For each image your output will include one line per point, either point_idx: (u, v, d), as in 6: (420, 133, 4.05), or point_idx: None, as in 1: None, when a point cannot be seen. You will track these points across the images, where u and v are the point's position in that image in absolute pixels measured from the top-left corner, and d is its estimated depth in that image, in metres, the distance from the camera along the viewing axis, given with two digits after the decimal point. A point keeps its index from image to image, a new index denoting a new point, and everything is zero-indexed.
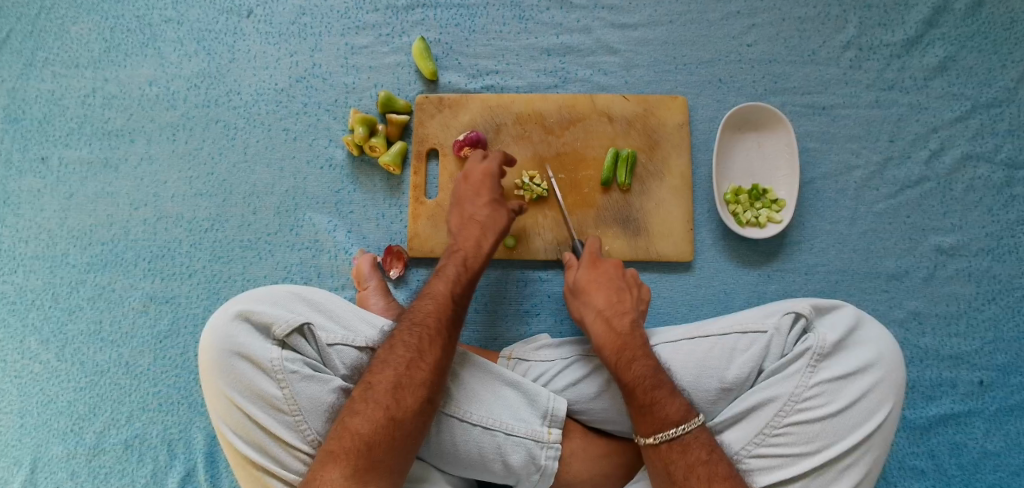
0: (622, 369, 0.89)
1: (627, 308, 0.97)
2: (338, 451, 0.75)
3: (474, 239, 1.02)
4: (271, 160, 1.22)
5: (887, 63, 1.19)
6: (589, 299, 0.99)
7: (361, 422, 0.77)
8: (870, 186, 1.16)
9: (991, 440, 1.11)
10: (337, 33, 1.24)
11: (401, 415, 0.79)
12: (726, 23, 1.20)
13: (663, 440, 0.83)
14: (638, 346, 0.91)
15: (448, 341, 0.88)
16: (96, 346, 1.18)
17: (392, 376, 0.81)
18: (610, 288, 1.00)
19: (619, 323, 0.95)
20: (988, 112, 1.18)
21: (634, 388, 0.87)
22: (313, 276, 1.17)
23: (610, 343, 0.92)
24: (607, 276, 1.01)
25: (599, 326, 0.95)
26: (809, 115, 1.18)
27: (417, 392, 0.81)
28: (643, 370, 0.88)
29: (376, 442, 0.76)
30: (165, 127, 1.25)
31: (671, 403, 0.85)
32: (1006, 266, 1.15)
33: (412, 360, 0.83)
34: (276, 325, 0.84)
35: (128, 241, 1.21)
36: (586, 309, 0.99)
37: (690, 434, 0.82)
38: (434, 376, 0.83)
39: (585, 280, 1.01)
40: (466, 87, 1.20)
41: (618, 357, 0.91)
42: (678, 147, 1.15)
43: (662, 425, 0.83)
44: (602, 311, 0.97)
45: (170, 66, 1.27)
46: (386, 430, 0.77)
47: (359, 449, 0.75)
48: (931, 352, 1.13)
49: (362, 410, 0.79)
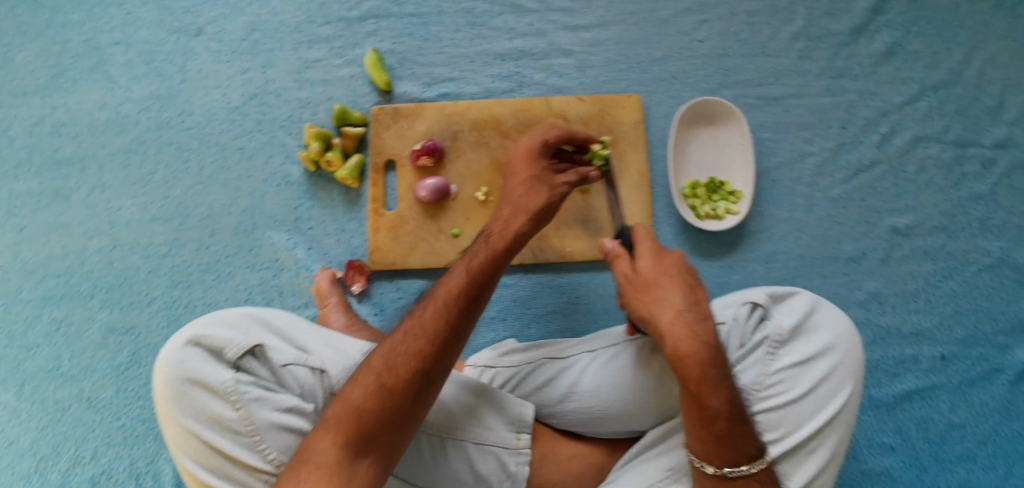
0: (704, 391, 0.78)
1: (705, 312, 0.84)
2: (332, 419, 0.72)
3: (502, 219, 0.86)
4: (227, 181, 1.20)
5: (836, 51, 1.22)
6: (664, 295, 0.85)
7: (354, 390, 0.73)
8: (825, 172, 1.18)
9: (956, 412, 1.13)
10: (290, 48, 1.23)
11: (392, 382, 0.73)
12: (677, 19, 1.22)
13: (735, 475, 0.79)
14: (724, 364, 0.80)
15: (461, 318, 0.76)
16: (57, 382, 1.15)
17: (395, 348, 0.75)
18: (685, 285, 0.86)
19: (702, 330, 0.82)
20: (935, 94, 1.21)
21: (714, 417, 0.78)
22: (275, 296, 1.15)
23: (695, 357, 0.79)
24: (675, 271, 0.87)
25: (679, 328, 0.81)
26: (762, 106, 1.19)
27: (411, 364, 0.73)
28: (727, 398, 0.78)
29: (363, 409, 0.71)
30: (117, 153, 1.23)
31: (750, 437, 0.79)
32: (960, 243, 1.18)
33: (418, 330, 0.76)
34: (228, 349, 0.83)
35: (84, 271, 1.19)
36: (660, 307, 0.84)
37: (762, 471, 0.80)
38: (430, 348, 0.74)
39: (651, 274, 0.87)
40: (421, 96, 1.19)
41: (701, 376, 0.79)
42: (635, 146, 1.15)
43: (737, 459, 0.79)
44: (682, 312, 0.83)
45: (120, 90, 1.25)
46: (376, 399, 0.72)
47: (349, 419, 0.71)
48: (892, 331, 1.15)
49: (360, 381, 0.74)
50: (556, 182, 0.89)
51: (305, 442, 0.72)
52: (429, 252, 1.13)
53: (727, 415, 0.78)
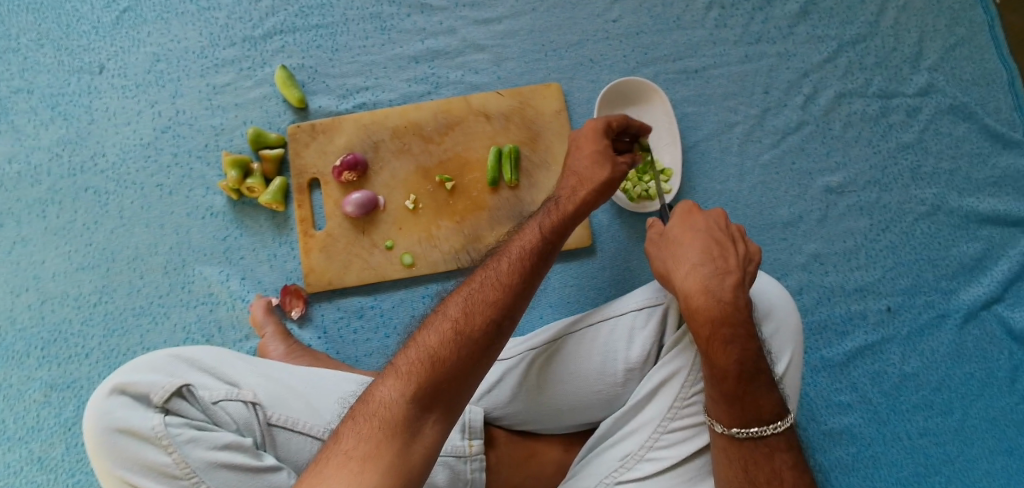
0: (714, 350, 0.77)
1: (730, 267, 0.82)
2: (400, 369, 0.65)
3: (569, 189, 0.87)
4: (150, 219, 1.16)
5: (751, 16, 1.21)
6: (682, 252, 0.84)
7: (429, 337, 0.68)
8: (753, 139, 1.17)
9: (908, 362, 1.14)
10: (197, 75, 1.19)
11: (468, 330, 0.68)
12: (588, 2, 1.20)
13: (745, 437, 0.76)
14: (738, 322, 0.78)
15: (530, 275, 0.75)
16: (3, 447, 1.11)
17: (471, 299, 0.71)
18: (711, 241, 0.84)
19: (721, 286, 0.80)
20: (854, 48, 1.21)
21: (723, 375, 0.76)
22: (214, 331, 1.12)
23: (706, 313, 0.78)
24: (705, 228, 0.85)
25: (693, 283, 0.81)
26: (683, 80, 1.19)
27: (486, 311, 0.70)
28: (739, 356, 0.76)
29: (440, 357, 0.65)
30: (33, 205, 1.18)
31: (768, 396, 0.77)
32: (894, 194, 1.18)
33: (492, 281, 0.73)
34: (153, 393, 0.80)
35: (16, 331, 1.14)
36: (678, 263, 0.84)
37: (780, 435, 0.76)
38: (504, 297, 0.72)
39: (679, 232, 0.86)
40: (338, 109, 1.16)
41: (712, 334, 0.78)
42: (559, 135, 1.13)
43: (748, 420, 0.76)
44: (698, 267, 0.82)
45: (27, 139, 1.20)
46: (452, 345, 0.66)
47: (425, 366, 0.65)
48: (837, 290, 1.15)
49: (438, 328, 0.68)
50: (618, 160, 0.89)
51: (367, 395, 0.64)
52: (364, 267, 1.11)
53: (738, 375, 0.76)
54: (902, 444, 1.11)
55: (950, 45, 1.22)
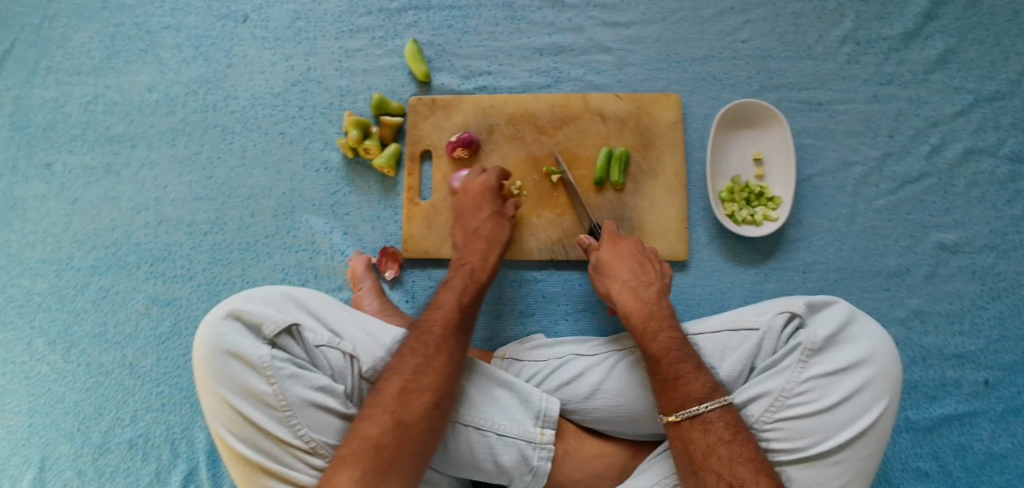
0: (648, 339, 0.89)
1: (651, 279, 0.98)
2: (352, 455, 0.75)
3: (479, 253, 1.03)
4: (267, 164, 1.23)
5: (886, 57, 1.18)
6: (614, 272, 0.99)
7: (367, 426, 0.78)
8: (870, 182, 1.14)
9: (998, 441, 1.08)
10: (331, 37, 1.25)
11: (407, 417, 0.79)
12: (720, 19, 1.20)
13: (685, 418, 0.81)
14: (665, 317, 0.92)
15: (458, 345, 0.88)
16: (101, 347, 1.20)
17: (404, 383, 0.82)
18: (636, 261, 1.00)
19: (646, 294, 0.95)
20: (991, 105, 1.16)
21: (659, 359, 0.86)
22: (310, 278, 1.17)
23: (639, 311, 0.93)
24: (630, 252, 1.01)
25: (627, 295, 0.96)
26: (805, 111, 1.16)
27: (421, 397, 0.81)
28: (667, 342, 0.88)
29: (384, 444, 0.76)
30: (165, 133, 1.27)
31: (695, 380, 0.83)
32: (1012, 263, 1.13)
33: (427, 364, 0.84)
34: (265, 325, 0.85)
35: (130, 244, 1.23)
36: (612, 283, 0.99)
37: (715, 412, 0.80)
38: (443, 378, 0.84)
39: (608, 257, 1.01)
40: (459, 88, 1.20)
41: (645, 326, 0.91)
42: (672, 146, 1.14)
43: (686, 400, 0.82)
44: (628, 283, 0.97)
45: (170, 72, 1.29)
46: (392, 434, 0.77)
47: (369, 451, 0.75)
48: (934, 351, 1.11)
49: (371, 415, 0.79)
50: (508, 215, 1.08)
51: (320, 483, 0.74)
52: None
53: (669, 356, 0.86)
54: None
55: None
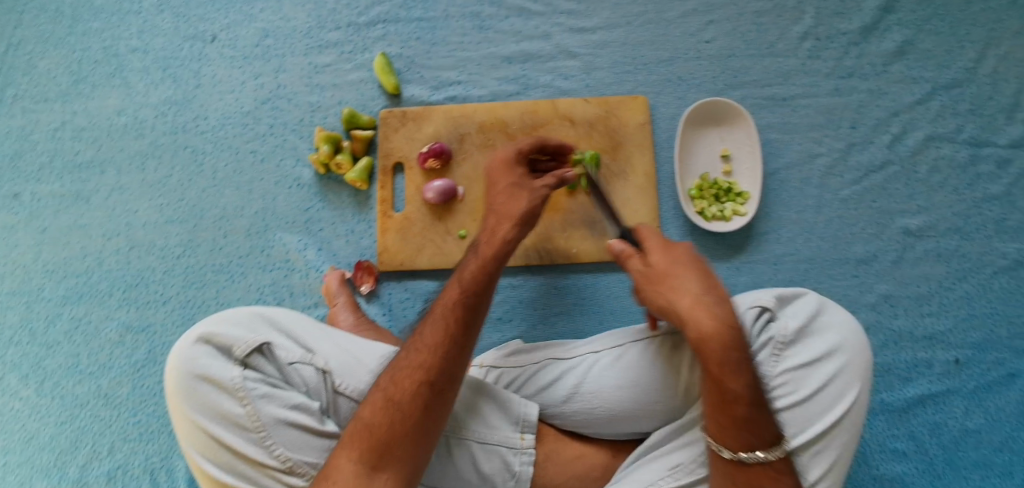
0: (727, 376, 0.76)
1: (721, 295, 0.80)
2: (353, 435, 0.76)
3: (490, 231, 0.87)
4: (239, 183, 1.22)
5: (846, 50, 1.21)
6: (679, 282, 0.81)
7: (366, 410, 0.78)
8: (835, 173, 1.16)
9: (970, 418, 1.11)
10: (300, 53, 1.25)
11: (398, 396, 0.77)
12: (684, 20, 1.22)
13: (753, 460, 0.78)
14: (744, 345, 0.77)
15: (462, 325, 0.79)
16: (75, 379, 1.18)
17: (398, 369, 0.79)
18: (700, 271, 0.82)
19: (708, 316, 0.78)
20: (948, 92, 1.19)
21: (735, 400, 0.76)
22: (286, 296, 1.17)
23: (717, 339, 0.76)
24: (683, 261, 0.83)
25: (701, 313, 0.78)
26: (770, 106, 1.19)
27: (413, 376, 0.77)
28: (749, 384, 0.77)
29: (377, 424, 0.75)
30: (134, 157, 1.26)
31: (768, 423, 0.78)
32: (975, 244, 1.16)
33: (421, 345, 0.80)
34: (236, 347, 0.85)
35: (102, 272, 1.22)
36: (677, 293, 0.80)
37: (778, 458, 0.79)
38: (432, 358, 0.78)
39: (665, 264, 0.83)
40: (429, 99, 1.21)
41: (723, 361, 0.76)
42: (641, 147, 1.15)
43: (752, 443, 0.78)
44: (701, 297, 0.79)
45: (137, 95, 1.28)
46: (383, 413, 0.76)
47: (366, 436, 0.75)
48: (904, 334, 1.13)
49: (371, 399, 0.78)
50: (535, 185, 0.90)
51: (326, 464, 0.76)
52: (435, 253, 1.14)
53: (751, 401, 0.77)
54: None
55: None
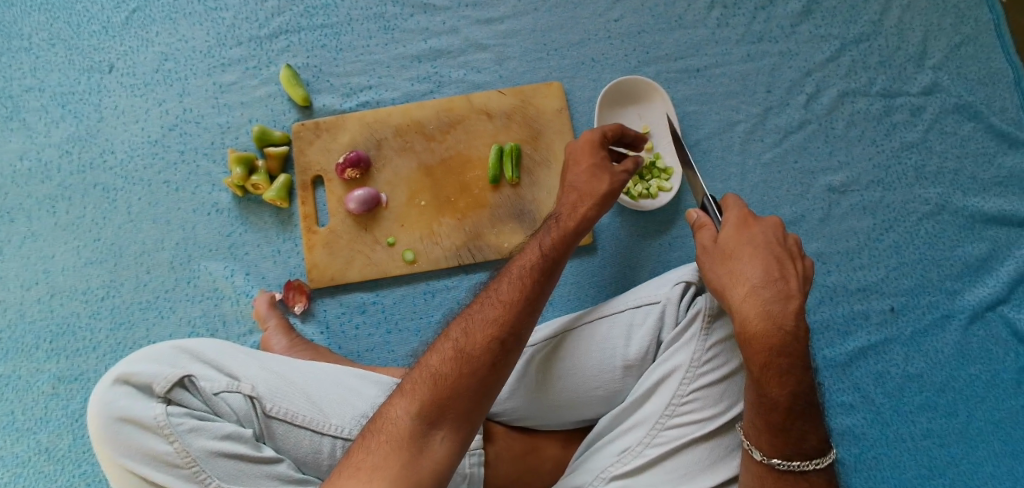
0: (766, 377, 0.74)
1: (791, 290, 0.78)
2: (411, 387, 0.68)
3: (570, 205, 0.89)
4: (157, 215, 1.18)
5: (753, 16, 1.21)
6: (740, 269, 0.80)
7: (433, 360, 0.70)
8: (755, 137, 1.17)
9: (911, 363, 1.13)
10: (203, 74, 1.21)
11: (471, 349, 0.70)
12: (591, 1, 1.21)
13: (788, 470, 0.73)
14: (799, 349, 0.75)
15: (535, 293, 0.76)
16: (10, 438, 1.13)
17: (471, 320, 0.73)
18: (772, 260, 0.80)
19: (779, 309, 0.76)
20: (857, 47, 1.21)
21: (773, 406, 0.73)
22: (219, 325, 1.13)
23: (765, 339, 0.75)
24: (765, 243, 0.81)
25: (751, 306, 0.77)
26: (684, 79, 1.19)
27: (487, 329, 0.71)
28: (793, 388, 0.73)
29: (443, 375, 0.68)
30: (43, 201, 1.20)
31: (814, 430, 0.74)
32: (898, 193, 1.18)
33: (496, 300, 0.75)
34: (155, 384, 0.80)
35: (25, 324, 1.17)
36: (735, 281, 0.79)
37: (820, 470, 0.73)
38: (508, 314, 0.73)
39: (734, 245, 0.82)
40: (341, 107, 1.17)
41: (766, 361, 0.74)
42: (560, 133, 1.14)
43: (792, 453, 0.73)
44: (758, 288, 0.78)
45: (38, 136, 1.22)
46: (453, 364, 0.69)
47: (434, 389, 0.67)
48: (839, 289, 1.15)
49: (443, 350, 0.71)
50: (616, 171, 0.91)
51: (381, 411, 0.67)
52: (366, 264, 1.12)
53: (789, 408, 0.73)
54: (905, 445, 1.10)
55: (953, 44, 1.21)
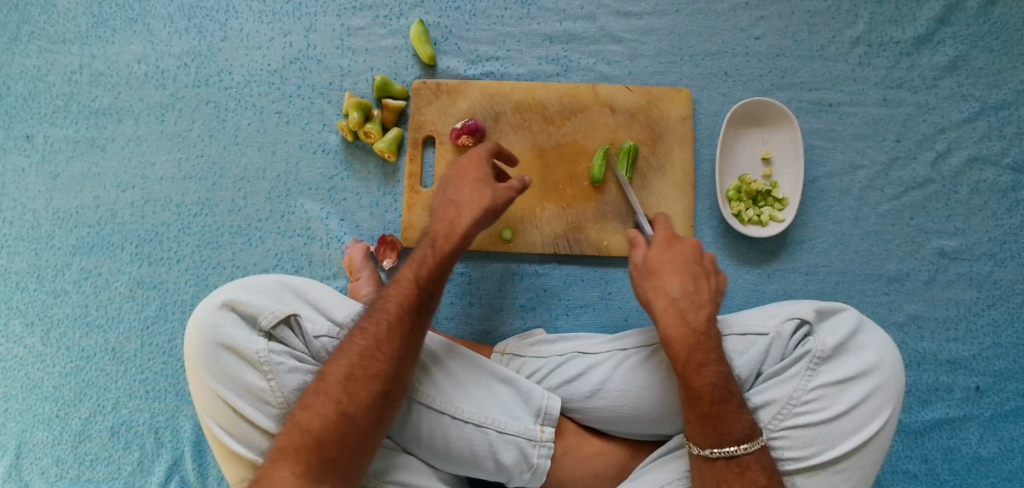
0: (690, 372, 0.81)
1: (703, 300, 0.87)
2: (288, 447, 0.72)
3: (449, 219, 0.91)
4: (262, 144, 1.18)
5: (897, 60, 1.16)
6: (661, 283, 0.89)
7: (310, 417, 0.74)
8: (875, 186, 1.14)
9: (985, 445, 1.09)
10: (333, 13, 1.20)
11: (353, 409, 0.75)
12: (735, 14, 1.17)
13: (719, 456, 0.79)
14: (714, 348, 0.83)
15: (413, 329, 0.81)
16: (81, 331, 1.14)
17: (348, 374, 0.76)
18: (687, 274, 0.89)
19: (694, 317, 0.85)
20: (997, 114, 1.15)
21: (699, 396, 0.80)
22: (304, 264, 1.14)
23: (684, 340, 0.83)
24: (683, 260, 0.91)
25: (671, 316, 0.85)
26: (815, 112, 1.16)
27: (369, 386, 0.76)
28: (712, 378, 0.80)
29: (326, 437, 0.73)
30: (153, 108, 1.20)
31: (739, 417, 0.79)
32: (1008, 271, 1.13)
33: (369, 349, 0.78)
34: (262, 317, 0.81)
35: (114, 224, 1.17)
36: (656, 294, 0.89)
37: (752, 455, 0.78)
38: (389, 369, 0.77)
39: (658, 263, 0.91)
40: (466, 73, 1.17)
41: (688, 358, 0.82)
42: (681, 142, 1.12)
43: (720, 440, 0.78)
44: (676, 301, 0.87)
45: (159, 43, 1.22)
46: (336, 425, 0.73)
47: (311, 446, 0.72)
48: (928, 356, 1.11)
49: (312, 404, 0.75)
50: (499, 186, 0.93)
51: (258, 475, 0.71)
52: None
53: (711, 396, 0.80)
54: None
55: None
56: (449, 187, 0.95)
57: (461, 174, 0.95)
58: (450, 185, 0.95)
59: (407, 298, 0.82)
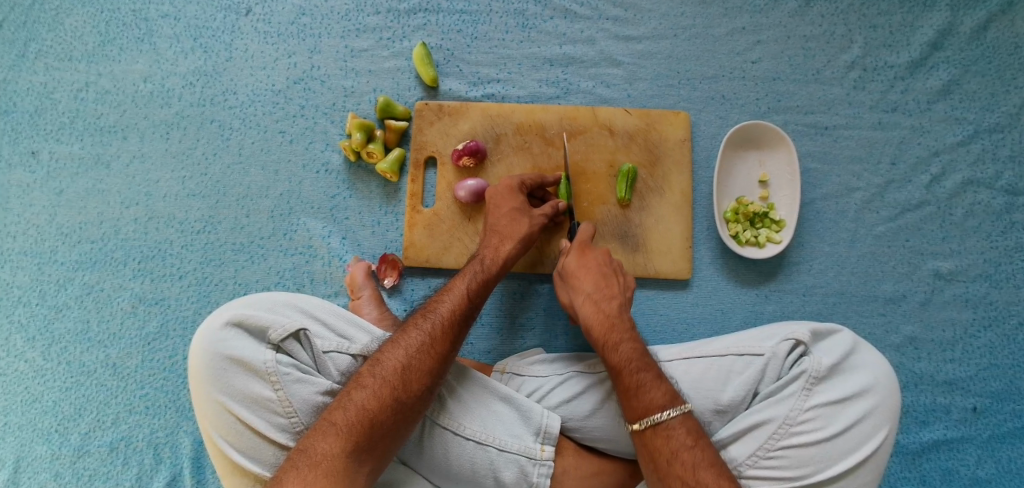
0: (609, 352, 0.87)
1: (615, 293, 0.93)
2: (339, 424, 0.74)
3: (494, 246, 0.97)
4: (265, 163, 1.20)
5: (891, 84, 1.18)
6: (577, 284, 0.94)
7: (366, 397, 0.76)
8: (871, 208, 1.15)
9: (982, 467, 1.09)
10: (337, 35, 1.22)
11: (406, 398, 0.78)
12: (731, 38, 1.20)
13: (647, 425, 0.80)
14: (628, 332, 0.89)
15: (459, 336, 0.85)
16: (82, 346, 1.15)
17: (401, 364, 0.80)
18: (600, 273, 0.95)
19: (608, 308, 0.91)
20: (990, 137, 1.16)
21: (620, 371, 0.84)
22: (306, 282, 1.16)
23: (597, 327, 0.89)
24: (597, 262, 0.96)
25: (588, 308, 0.91)
26: (811, 134, 1.18)
27: (422, 378, 0.79)
28: (630, 354, 0.85)
29: (379, 418, 0.75)
30: (158, 125, 1.22)
31: (657, 387, 0.82)
32: (1004, 293, 1.13)
33: (424, 346, 0.82)
34: (271, 330, 0.81)
35: (118, 240, 1.19)
36: (574, 294, 0.94)
37: (676, 418, 0.79)
38: (438, 369, 0.81)
39: (574, 265, 0.96)
40: (467, 95, 1.19)
41: (605, 341, 0.88)
42: (679, 165, 1.14)
43: (649, 408, 0.80)
44: (591, 295, 0.92)
45: (165, 63, 1.24)
46: (389, 410, 0.76)
47: (361, 425, 0.74)
48: (925, 377, 1.11)
49: (368, 385, 0.78)
50: (533, 214, 1.01)
51: (303, 446, 0.73)
52: (463, 252, 1.12)
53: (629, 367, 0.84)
54: None
55: None
56: (491, 216, 1.01)
57: (500, 207, 1.01)
58: (493, 213, 1.01)
59: (461, 307, 0.87)
